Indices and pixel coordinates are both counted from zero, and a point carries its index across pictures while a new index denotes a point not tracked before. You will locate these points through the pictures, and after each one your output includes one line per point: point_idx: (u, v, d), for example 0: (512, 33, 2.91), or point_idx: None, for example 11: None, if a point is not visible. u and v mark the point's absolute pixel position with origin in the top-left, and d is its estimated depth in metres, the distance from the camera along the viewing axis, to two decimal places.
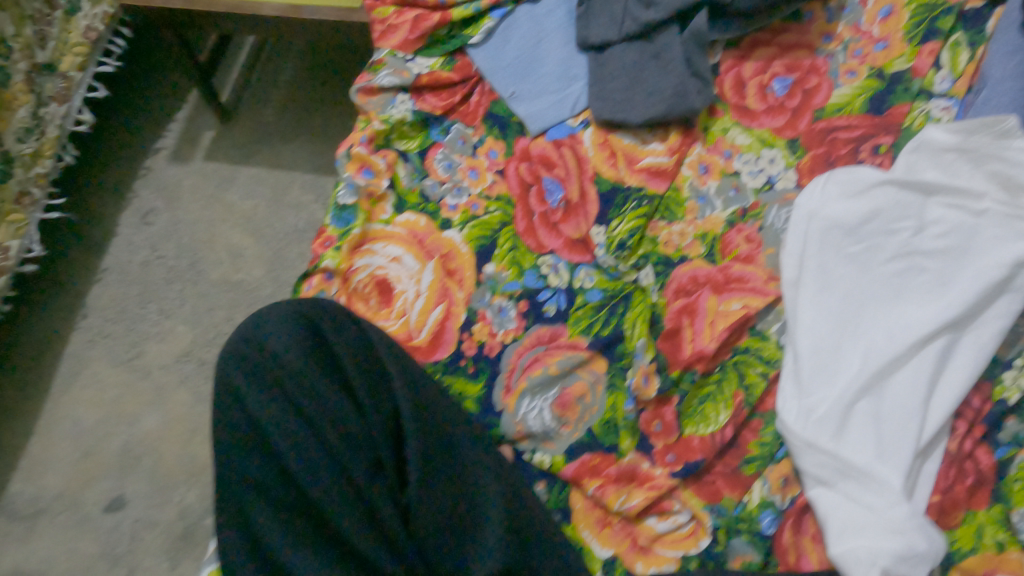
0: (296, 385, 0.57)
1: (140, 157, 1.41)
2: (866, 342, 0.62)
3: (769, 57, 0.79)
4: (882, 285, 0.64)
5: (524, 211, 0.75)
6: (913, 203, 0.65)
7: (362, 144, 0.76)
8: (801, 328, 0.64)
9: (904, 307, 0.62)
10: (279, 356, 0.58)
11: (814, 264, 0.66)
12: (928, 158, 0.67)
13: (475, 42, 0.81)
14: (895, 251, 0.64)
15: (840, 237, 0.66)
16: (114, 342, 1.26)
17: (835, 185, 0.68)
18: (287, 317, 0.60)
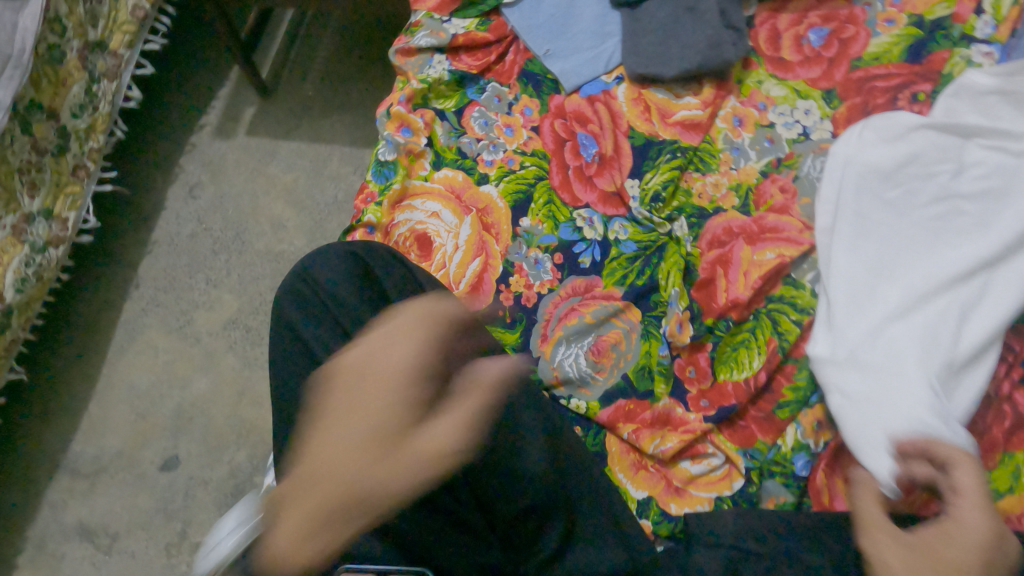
0: (351, 320, 0.57)
1: (186, 133, 1.46)
2: (897, 280, 0.60)
3: (804, 9, 0.78)
4: (918, 224, 0.62)
5: (558, 166, 0.76)
6: (951, 146, 0.64)
7: (401, 103, 0.79)
8: (834, 271, 0.63)
9: (941, 245, 0.60)
10: (333, 292, 0.58)
11: (849, 209, 0.65)
12: (968, 102, 0.66)
13: (509, 2, 0.82)
14: (932, 194, 0.62)
15: (877, 182, 0.65)
16: (166, 310, 1.32)
17: (871, 130, 0.67)
18: (343, 255, 0.60)
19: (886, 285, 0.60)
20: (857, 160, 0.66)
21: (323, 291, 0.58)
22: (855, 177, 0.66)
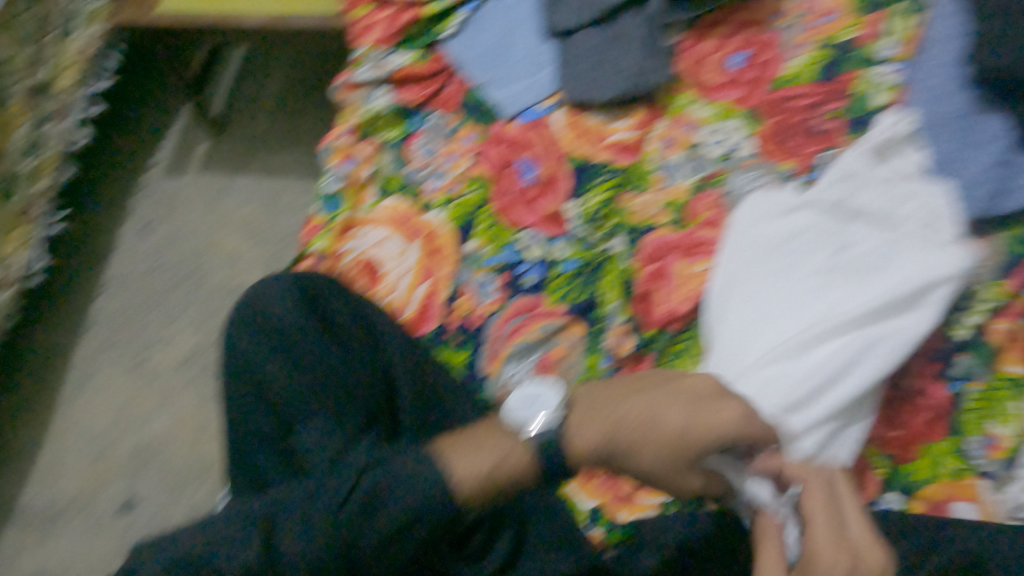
0: (294, 346, 0.59)
1: (138, 172, 1.46)
2: (782, 332, 0.61)
3: (725, 35, 0.83)
4: (801, 290, 0.63)
5: (500, 190, 0.79)
6: (837, 225, 0.66)
7: (344, 137, 0.82)
8: (726, 332, 0.64)
9: (824, 305, 0.62)
10: (280, 318, 0.60)
11: (737, 274, 0.67)
12: (867, 181, 0.68)
13: (447, 36, 0.86)
14: (817, 264, 0.64)
15: (764, 248, 0.67)
16: (121, 350, 1.31)
17: (766, 206, 0.69)
18: (285, 285, 0.62)
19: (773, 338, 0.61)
20: (748, 229, 0.69)
21: (270, 319, 0.60)
22: (744, 244, 0.68)
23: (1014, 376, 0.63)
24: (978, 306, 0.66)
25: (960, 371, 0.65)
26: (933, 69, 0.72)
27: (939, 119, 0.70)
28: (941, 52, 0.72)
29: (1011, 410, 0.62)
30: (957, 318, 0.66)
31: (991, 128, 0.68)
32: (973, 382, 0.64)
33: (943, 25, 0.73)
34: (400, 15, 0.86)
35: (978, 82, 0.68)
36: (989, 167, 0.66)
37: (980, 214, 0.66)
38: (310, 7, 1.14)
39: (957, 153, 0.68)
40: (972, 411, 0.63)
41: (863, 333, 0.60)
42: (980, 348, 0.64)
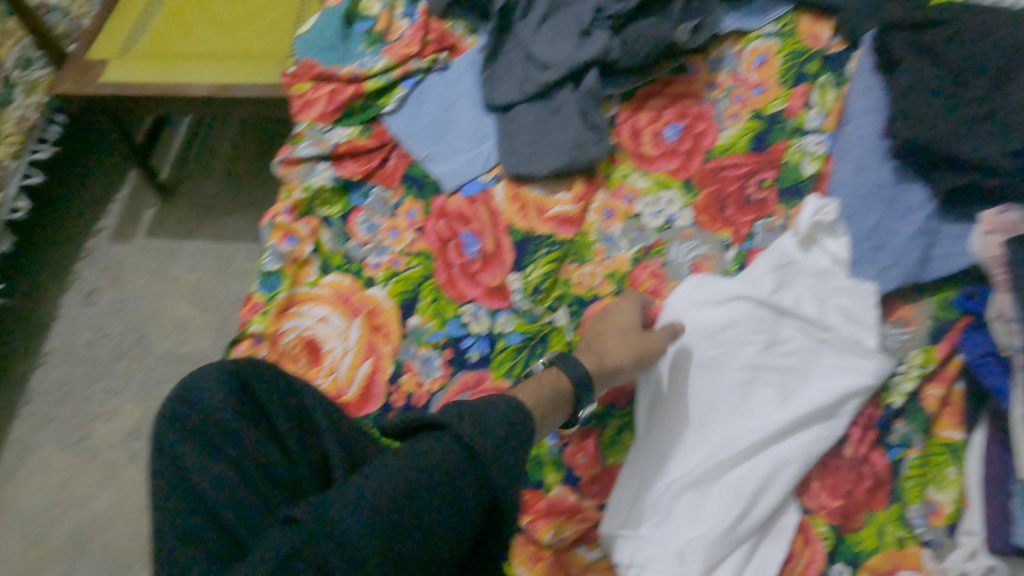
0: (231, 443, 0.54)
1: (83, 238, 1.42)
2: (714, 441, 0.65)
3: (660, 106, 0.85)
4: (729, 393, 0.67)
5: (443, 264, 0.78)
6: (768, 319, 0.69)
7: (284, 213, 0.80)
8: (657, 420, 0.68)
9: (753, 413, 0.66)
10: (214, 414, 0.55)
11: (668, 366, 0.69)
12: (800, 275, 0.71)
13: (390, 110, 0.86)
14: (746, 360, 0.67)
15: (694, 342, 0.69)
16: (61, 425, 1.25)
17: (700, 290, 0.71)
18: (220, 375, 0.57)
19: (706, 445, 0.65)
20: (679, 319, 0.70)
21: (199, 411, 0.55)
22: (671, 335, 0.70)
23: (949, 440, 0.66)
24: (911, 373, 0.67)
25: (897, 437, 0.66)
26: (858, 141, 0.76)
27: (864, 190, 0.73)
28: (862, 125, 0.76)
29: (950, 475, 0.64)
30: (890, 383, 0.67)
31: (912, 198, 0.72)
32: (912, 449, 0.66)
33: (864, 100, 0.77)
34: (341, 89, 0.86)
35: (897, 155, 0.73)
36: (914, 235, 0.70)
37: (910, 278, 0.70)
38: (255, 78, 1.14)
39: (882, 223, 0.72)
40: (912, 478, 0.64)
41: (792, 439, 0.64)
42: (910, 414, 0.66)
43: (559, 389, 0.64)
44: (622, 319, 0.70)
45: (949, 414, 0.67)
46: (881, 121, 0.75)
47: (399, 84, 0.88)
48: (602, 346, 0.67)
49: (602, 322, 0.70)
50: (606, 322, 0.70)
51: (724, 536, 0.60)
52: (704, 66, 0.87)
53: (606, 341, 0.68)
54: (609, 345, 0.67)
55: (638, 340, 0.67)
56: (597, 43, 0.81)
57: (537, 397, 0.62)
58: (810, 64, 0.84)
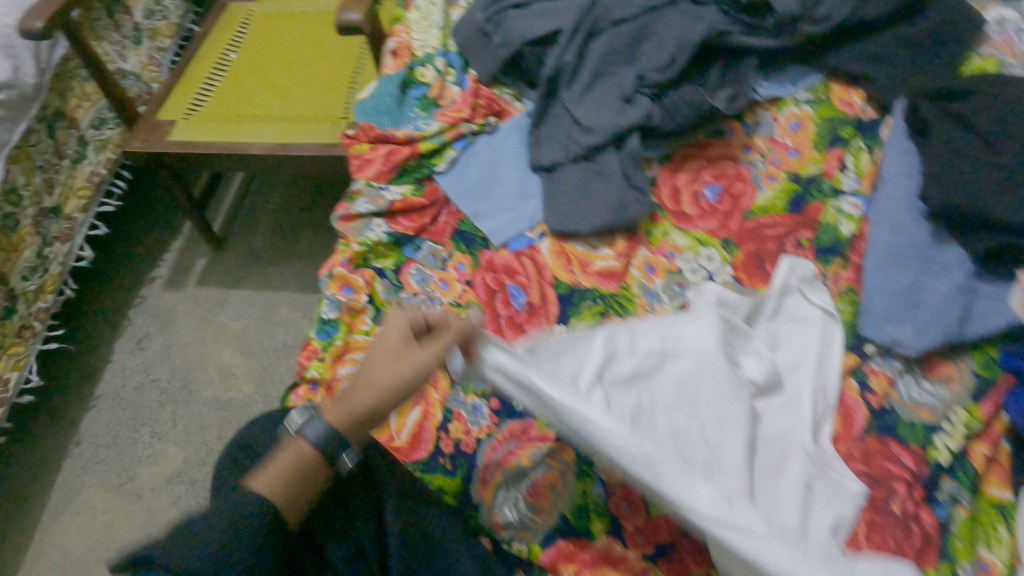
0: None
1: (137, 285, 1.49)
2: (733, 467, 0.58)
3: (698, 168, 0.89)
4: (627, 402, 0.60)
5: (491, 315, 0.82)
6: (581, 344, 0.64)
7: (342, 265, 0.85)
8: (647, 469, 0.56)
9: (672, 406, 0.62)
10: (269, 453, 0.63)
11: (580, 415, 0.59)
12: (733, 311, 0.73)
13: (441, 170, 0.92)
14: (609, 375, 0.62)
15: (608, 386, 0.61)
16: (107, 467, 1.29)
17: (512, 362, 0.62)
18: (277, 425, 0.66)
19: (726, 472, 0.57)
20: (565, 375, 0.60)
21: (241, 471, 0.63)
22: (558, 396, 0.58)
23: (999, 500, 0.66)
24: (956, 431, 0.69)
25: (945, 494, 0.67)
26: (893, 203, 0.78)
27: (902, 250, 0.75)
28: (896, 188, 0.79)
29: (1000, 535, 0.64)
30: (937, 441, 0.69)
31: (950, 258, 0.74)
32: (960, 506, 0.66)
33: (898, 164, 0.80)
34: (397, 150, 0.91)
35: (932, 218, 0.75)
36: (953, 294, 0.72)
37: (951, 336, 0.71)
38: (312, 138, 1.21)
39: (921, 281, 0.74)
40: (962, 535, 0.64)
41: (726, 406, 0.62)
42: (956, 472, 0.67)
43: (305, 455, 0.55)
44: (392, 340, 0.59)
45: (997, 473, 0.67)
46: (916, 184, 0.77)
47: (451, 145, 0.93)
48: (359, 383, 0.58)
49: (371, 349, 0.59)
50: (374, 350, 0.60)
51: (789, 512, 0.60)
52: (740, 129, 0.91)
53: (366, 375, 0.58)
54: (363, 377, 0.59)
55: (400, 370, 0.58)
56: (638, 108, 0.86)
57: (276, 478, 0.53)
58: (844, 129, 0.87)
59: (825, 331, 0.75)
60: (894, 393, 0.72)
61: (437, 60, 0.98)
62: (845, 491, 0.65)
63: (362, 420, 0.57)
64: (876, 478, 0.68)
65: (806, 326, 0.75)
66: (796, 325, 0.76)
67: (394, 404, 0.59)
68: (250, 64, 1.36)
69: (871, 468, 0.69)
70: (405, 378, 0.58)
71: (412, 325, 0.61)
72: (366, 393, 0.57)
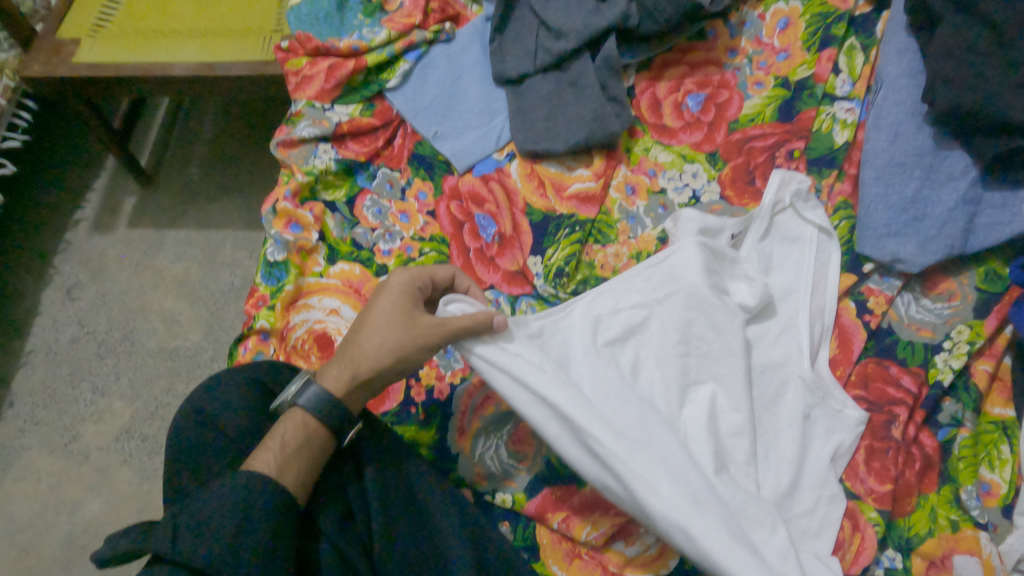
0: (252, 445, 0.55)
1: (60, 230, 1.35)
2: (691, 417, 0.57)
3: (680, 76, 0.81)
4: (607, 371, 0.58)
5: (459, 248, 0.73)
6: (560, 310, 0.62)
7: (287, 199, 0.75)
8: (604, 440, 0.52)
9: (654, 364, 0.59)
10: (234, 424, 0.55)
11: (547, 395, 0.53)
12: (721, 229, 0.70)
13: (392, 86, 0.81)
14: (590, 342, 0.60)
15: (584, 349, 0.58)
16: (48, 428, 1.19)
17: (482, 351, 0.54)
18: (242, 384, 0.57)
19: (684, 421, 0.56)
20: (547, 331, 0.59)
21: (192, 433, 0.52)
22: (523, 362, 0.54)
23: (1000, 418, 0.63)
24: (958, 349, 0.64)
25: (946, 417, 0.64)
26: (893, 106, 0.71)
27: (900, 157, 0.70)
28: (896, 90, 0.72)
29: (1003, 455, 0.61)
30: (937, 361, 0.65)
31: (954, 164, 0.68)
32: (962, 428, 0.63)
33: (897, 63, 0.73)
34: (340, 64, 0.80)
35: (935, 121, 0.69)
36: (956, 204, 0.67)
37: (954, 250, 0.66)
38: (241, 55, 1.07)
39: (922, 190, 0.68)
40: (963, 458, 0.62)
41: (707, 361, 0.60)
42: (957, 392, 0.64)
43: (309, 424, 0.53)
44: (397, 301, 0.57)
45: (998, 390, 0.64)
46: (919, 84, 0.71)
47: (403, 58, 0.82)
48: (363, 347, 0.56)
49: (376, 313, 0.57)
50: (379, 312, 0.57)
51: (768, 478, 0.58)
52: (723, 31, 0.82)
53: (370, 339, 0.56)
54: (366, 336, 0.56)
55: (405, 336, 0.55)
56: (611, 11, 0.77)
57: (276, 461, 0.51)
58: (837, 27, 0.79)
59: (818, 251, 0.70)
60: (893, 312, 0.68)
61: None
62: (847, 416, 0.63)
63: (363, 381, 0.56)
64: (875, 402, 0.64)
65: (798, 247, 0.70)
66: (785, 244, 0.71)
67: (396, 368, 0.56)
68: None
69: (870, 391, 0.65)
70: (408, 342, 0.55)
71: (418, 285, 0.59)
72: (368, 356, 0.56)
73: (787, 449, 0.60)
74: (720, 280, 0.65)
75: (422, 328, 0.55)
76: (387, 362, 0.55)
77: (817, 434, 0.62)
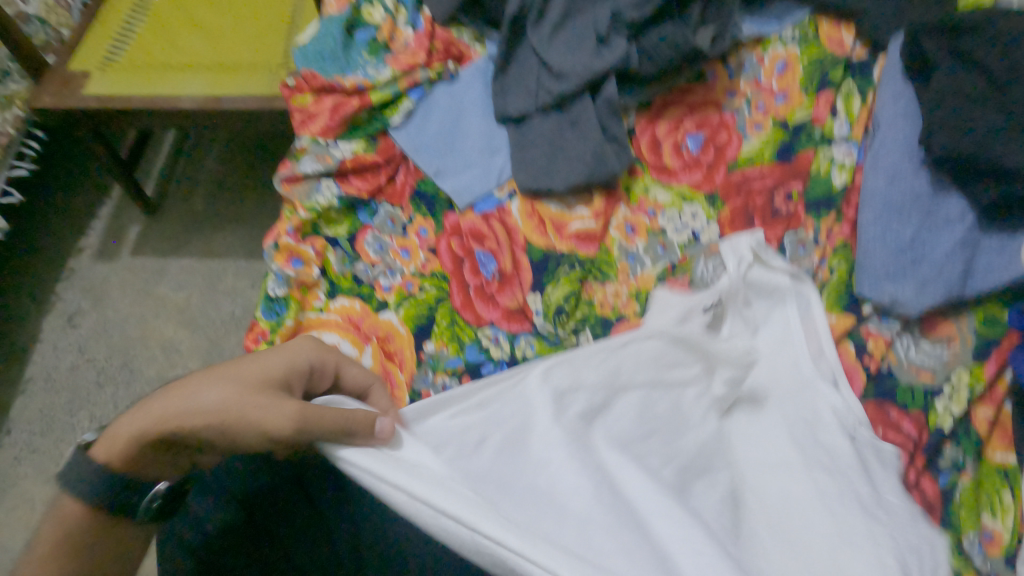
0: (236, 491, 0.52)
1: (64, 257, 1.36)
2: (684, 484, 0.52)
3: (679, 116, 0.82)
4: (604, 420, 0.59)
5: (458, 285, 0.74)
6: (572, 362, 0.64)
7: (289, 234, 0.76)
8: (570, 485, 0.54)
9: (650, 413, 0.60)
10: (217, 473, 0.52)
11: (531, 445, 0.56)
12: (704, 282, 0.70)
13: (396, 123, 0.83)
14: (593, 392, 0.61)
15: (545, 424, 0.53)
16: (44, 456, 1.18)
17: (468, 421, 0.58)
18: None
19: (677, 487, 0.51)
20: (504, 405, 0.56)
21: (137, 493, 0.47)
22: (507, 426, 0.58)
23: (1001, 464, 0.61)
24: (958, 394, 0.64)
25: (947, 462, 0.63)
26: (890, 151, 0.71)
27: (898, 200, 0.70)
28: (893, 133, 0.72)
29: (1005, 502, 0.59)
30: (937, 406, 0.65)
31: (951, 209, 0.68)
32: (963, 474, 0.62)
33: (893, 107, 0.73)
34: (345, 102, 0.81)
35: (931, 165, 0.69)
36: (954, 247, 0.66)
37: (952, 293, 0.66)
38: (248, 89, 1.09)
39: (921, 233, 0.68)
40: (965, 504, 0.61)
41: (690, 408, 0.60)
42: (959, 437, 0.63)
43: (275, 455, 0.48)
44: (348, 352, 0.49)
45: (998, 437, 0.62)
46: (916, 128, 0.70)
47: (406, 96, 0.84)
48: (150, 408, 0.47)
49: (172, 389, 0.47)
50: None
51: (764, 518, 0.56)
52: (723, 72, 0.84)
53: (166, 402, 0.47)
54: None
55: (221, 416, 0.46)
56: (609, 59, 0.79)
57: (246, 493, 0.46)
58: (834, 72, 0.79)
59: (798, 298, 0.71)
60: (893, 355, 0.69)
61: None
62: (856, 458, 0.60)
63: (137, 454, 0.46)
64: None
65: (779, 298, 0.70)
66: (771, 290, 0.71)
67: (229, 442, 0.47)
68: (173, 7, 1.21)
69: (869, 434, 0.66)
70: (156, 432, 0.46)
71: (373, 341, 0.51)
72: None
73: (856, 486, 0.57)
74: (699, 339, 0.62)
75: (179, 420, 0.46)
76: (199, 428, 0.46)
77: (876, 471, 0.60)
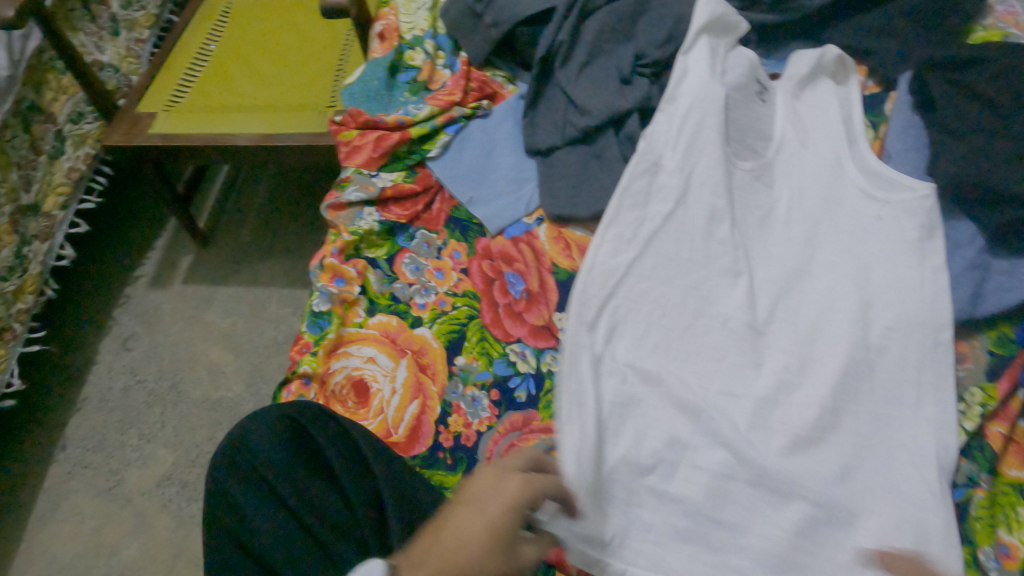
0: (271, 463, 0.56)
1: (120, 285, 1.45)
2: (831, 307, 0.72)
3: None
4: (663, 419, 0.68)
5: (489, 303, 0.79)
6: (620, 403, 0.69)
7: (333, 255, 0.82)
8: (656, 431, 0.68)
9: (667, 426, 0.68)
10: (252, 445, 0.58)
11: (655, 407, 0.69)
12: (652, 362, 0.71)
13: (433, 155, 0.89)
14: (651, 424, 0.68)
15: (664, 301, 0.74)
16: (94, 472, 1.25)
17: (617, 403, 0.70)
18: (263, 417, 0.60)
19: (838, 497, 0.63)
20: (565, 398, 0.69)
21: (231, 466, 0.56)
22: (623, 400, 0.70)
23: (1017, 480, 0.64)
24: (972, 411, 0.67)
25: (963, 477, 0.65)
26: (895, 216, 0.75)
27: (916, 301, 0.70)
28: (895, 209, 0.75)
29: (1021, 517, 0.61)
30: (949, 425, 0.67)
31: (960, 234, 0.74)
32: (978, 488, 0.64)
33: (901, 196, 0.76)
34: (387, 136, 0.88)
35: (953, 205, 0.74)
36: (965, 270, 0.72)
37: (964, 313, 0.70)
38: (298, 128, 1.17)
39: (940, 339, 0.68)
40: (981, 518, 0.62)
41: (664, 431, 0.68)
42: (972, 452, 0.66)
43: None
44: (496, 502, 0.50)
45: (1014, 452, 0.66)
46: (914, 215, 0.74)
47: (443, 130, 0.90)
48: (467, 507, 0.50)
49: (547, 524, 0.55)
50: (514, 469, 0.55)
51: (769, 481, 0.64)
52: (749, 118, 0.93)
53: (483, 485, 0.52)
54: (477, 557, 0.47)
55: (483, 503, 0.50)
56: (750, 77, 0.86)
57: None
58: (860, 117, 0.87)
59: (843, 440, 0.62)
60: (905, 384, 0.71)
61: (426, 43, 0.95)
62: (800, 505, 0.63)
63: None
64: None
65: (776, 146, 0.84)
66: (812, 123, 0.85)
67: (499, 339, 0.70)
68: (234, 55, 1.32)
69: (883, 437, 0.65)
70: (498, 517, 0.48)
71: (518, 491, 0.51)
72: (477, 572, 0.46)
73: (825, 510, 0.63)
74: (734, 186, 0.80)
75: None
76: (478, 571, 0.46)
77: (778, 484, 0.64)
